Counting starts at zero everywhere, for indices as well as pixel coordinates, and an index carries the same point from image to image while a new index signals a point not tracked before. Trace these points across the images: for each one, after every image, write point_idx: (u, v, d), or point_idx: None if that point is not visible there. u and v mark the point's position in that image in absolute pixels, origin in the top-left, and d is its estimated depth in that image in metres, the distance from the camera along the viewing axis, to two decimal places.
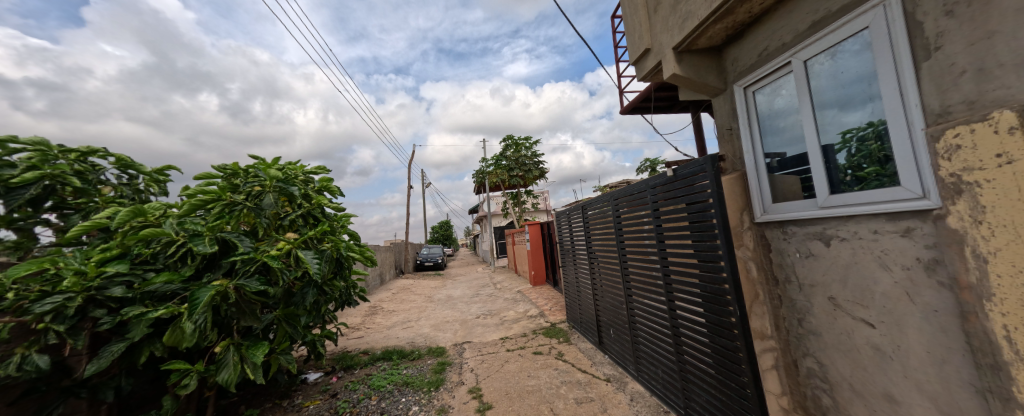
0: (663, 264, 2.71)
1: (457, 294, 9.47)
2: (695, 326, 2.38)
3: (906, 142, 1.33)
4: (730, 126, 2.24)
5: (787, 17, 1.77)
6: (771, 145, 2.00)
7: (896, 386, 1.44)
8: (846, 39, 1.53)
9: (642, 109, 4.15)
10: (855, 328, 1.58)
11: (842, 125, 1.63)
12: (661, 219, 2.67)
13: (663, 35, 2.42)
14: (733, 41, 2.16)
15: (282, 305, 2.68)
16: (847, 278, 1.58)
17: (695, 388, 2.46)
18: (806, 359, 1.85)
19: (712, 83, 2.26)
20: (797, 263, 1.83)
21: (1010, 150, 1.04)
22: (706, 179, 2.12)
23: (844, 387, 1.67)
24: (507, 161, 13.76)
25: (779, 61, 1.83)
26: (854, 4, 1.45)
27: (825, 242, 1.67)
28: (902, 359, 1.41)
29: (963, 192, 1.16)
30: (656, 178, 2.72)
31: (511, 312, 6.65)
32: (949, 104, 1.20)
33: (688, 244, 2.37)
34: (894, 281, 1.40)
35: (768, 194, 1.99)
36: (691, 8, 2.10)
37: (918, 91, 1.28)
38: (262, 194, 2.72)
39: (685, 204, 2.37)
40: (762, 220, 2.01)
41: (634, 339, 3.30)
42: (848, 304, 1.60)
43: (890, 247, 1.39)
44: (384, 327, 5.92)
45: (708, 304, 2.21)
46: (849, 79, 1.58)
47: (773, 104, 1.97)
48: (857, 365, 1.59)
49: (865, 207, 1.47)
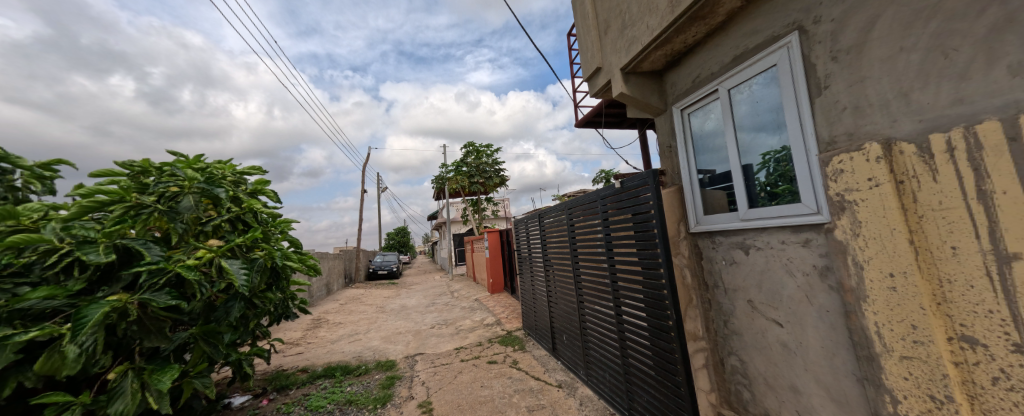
0: (611, 271, 2.85)
1: (412, 303, 9.13)
2: (639, 329, 2.53)
3: (806, 166, 1.55)
4: (670, 144, 2.45)
5: (715, 50, 1.99)
6: (704, 162, 2.21)
7: (799, 378, 1.64)
8: (760, 74, 1.77)
9: (594, 124, 4.40)
10: (768, 327, 1.78)
11: (760, 147, 1.84)
12: (611, 228, 2.81)
13: (612, 56, 2.59)
14: (672, 67, 2.37)
15: (200, 322, 2.36)
16: (761, 283, 1.78)
17: (638, 390, 2.59)
18: (731, 357, 2.04)
19: (655, 103, 2.45)
20: (723, 269, 2.03)
21: (877, 176, 1.23)
22: (649, 192, 2.29)
23: (761, 381, 1.86)
24: (468, 167, 13.66)
25: (708, 88, 2.05)
26: (767, 43, 1.67)
27: (745, 250, 1.87)
28: (803, 354, 1.61)
29: (845, 210, 1.36)
30: (605, 189, 2.87)
31: (466, 321, 6.53)
32: (835, 134, 1.42)
33: (633, 251, 2.52)
34: (797, 285, 1.60)
35: (700, 207, 2.19)
36: (636, 34, 2.28)
37: (813, 123, 1.50)
38: (179, 196, 2.43)
39: (630, 214, 2.52)
40: (696, 231, 2.20)
41: (584, 344, 3.40)
42: (762, 306, 1.80)
43: (794, 256, 1.60)
44: (328, 342, 5.51)
45: (649, 308, 2.37)
46: (763, 108, 1.80)
47: (704, 126, 2.18)
48: (770, 360, 1.78)
49: (775, 221, 1.67)
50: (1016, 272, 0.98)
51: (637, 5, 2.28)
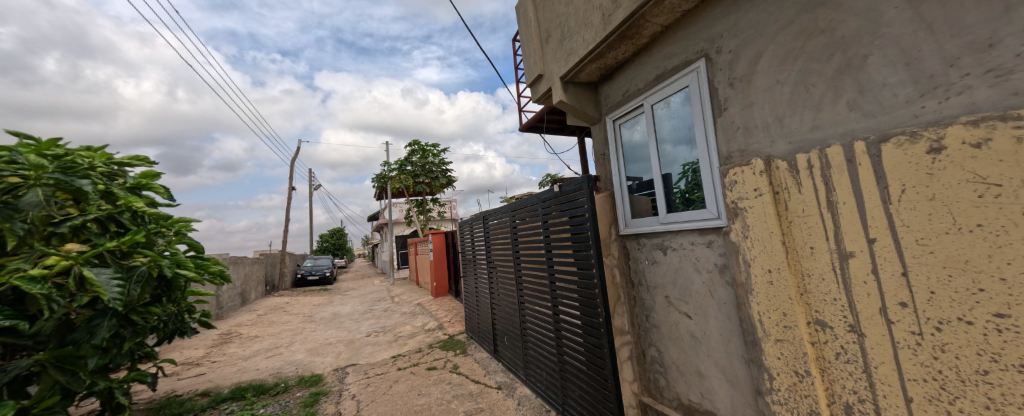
0: (550, 272, 2.94)
1: (346, 310, 8.46)
2: (573, 327, 2.64)
3: (711, 176, 1.76)
4: (603, 152, 2.62)
5: (641, 68, 2.18)
6: (633, 170, 2.39)
7: (703, 363, 1.86)
8: (676, 93, 1.98)
9: (537, 129, 4.54)
10: (680, 320, 1.98)
11: (677, 159, 2.04)
12: (550, 230, 2.91)
13: (552, 65, 2.70)
14: (606, 81, 2.54)
15: (49, 346, 1.91)
16: (676, 280, 1.99)
17: (572, 385, 2.70)
18: (651, 348, 2.24)
19: (591, 113, 2.60)
20: (646, 268, 2.22)
21: (760, 187, 1.45)
22: (583, 196, 2.42)
23: (674, 368, 2.07)
24: (412, 167, 13.12)
25: (634, 103, 2.24)
26: (682, 66, 1.88)
27: (664, 251, 2.07)
28: (707, 342, 1.83)
29: (738, 215, 1.58)
30: (545, 192, 2.97)
31: (406, 327, 6.24)
32: (731, 150, 1.64)
33: (569, 253, 2.63)
34: (703, 282, 1.82)
35: (628, 211, 2.37)
36: (574, 46, 2.40)
37: (715, 140, 1.72)
38: (20, 189, 1.92)
39: (568, 217, 2.64)
40: (624, 233, 2.38)
41: (524, 344, 3.46)
42: (676, 301, 2.00)
43: (702, 255, 1.81)
44: (240, 358, 4.84)
45: (583, 306, 2.49)
46: (679, 123, 2.01)
47: (632, 136, 2.37)
48: (681, 349, 1.99)
49: (687, 224, 1.88)
50: (851, 267, 1.23)
51: (574, 19, 2.40)
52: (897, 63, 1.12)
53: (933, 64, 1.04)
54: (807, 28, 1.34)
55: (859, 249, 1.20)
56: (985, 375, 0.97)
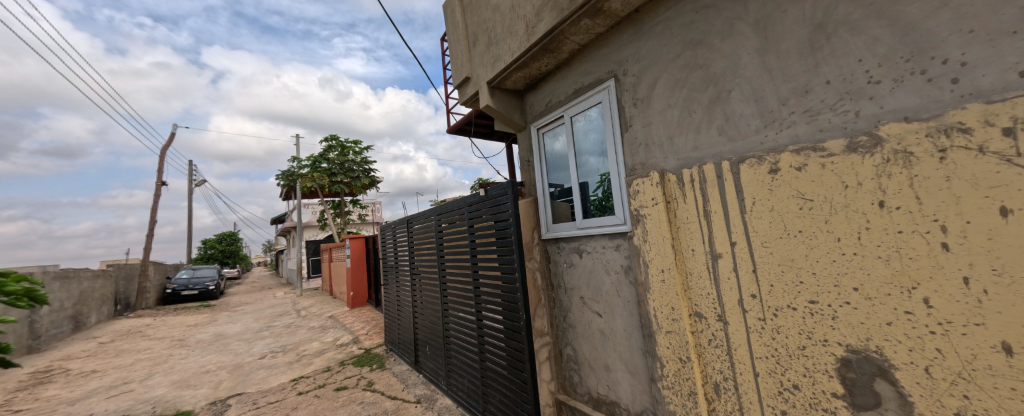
0: (474, 277, 2.90)
1: (234, 330, 7.14)
2: (496, 332, 2.64)
3: (619, 186, 1.94)
4: (527, 159, 2.71)
5: (562, 81, 2.31)
6: (554, 178, 2.50)
7: (610, 358, 2.02)
8: (591, 108, 2.14)
9: (465, 132, 4.49)
10: (592, 319, 2.13)
11: (592, 169, 2.19)
12: (476, 235, 2.87)
13: (479, 69, 2.69)
14: (530, 90, 2.63)
15: None
16: (589, 282, 2.13)
17: (493, 391, 2.69)
18: (567, 348, 2.36)
19: (516, 120, 2.66)
20: (564, 271, 2.34)
21: (656, 197, 1.65)
22: (508, 201, 2.44)
23: (586, 365, 2.21)
24: (330, 164, 11.75)
25: (556, 113, 2.37)
26: (596, 83, 2.05)
27: (580, 254, 2.20)
28: (613, 338, 1.99)
29: (639, 222, 1.76)
30: (471, 196, 2.92)
31: (312, 344, 5.53)
32: (635, 163, 1.83)
33: (494, 258, 2.63)
34: (612, 282, 1.98)
35: (550, 217, 2.48)
36: (499, 52, 2.43)
37: (622, 153, 1.91)
38: None
39: (493, 222, 2.63)
40: (546, 237, 2.48)
41: (446, 353, 3.34)
42: (589, 301, 2.14)
43: (611, 258, 1.98)
44: (66, 403, 3.69)
45: (506, 311, 2.50)
46: (593, 136, 2.17)
47: (554, 146, 2.49)
48: (592, 346, 2.14)
49: (599, 229, 2.04)
50: (720, 266, 1.46)
51: (501, 26, 2.44)
52: (750, 99, 1.37)
53: (773, 102, 1.31)
54: (690, 62, 1.57)
55: (725, 251, 1.44)
56: (803, 350, 1.23)
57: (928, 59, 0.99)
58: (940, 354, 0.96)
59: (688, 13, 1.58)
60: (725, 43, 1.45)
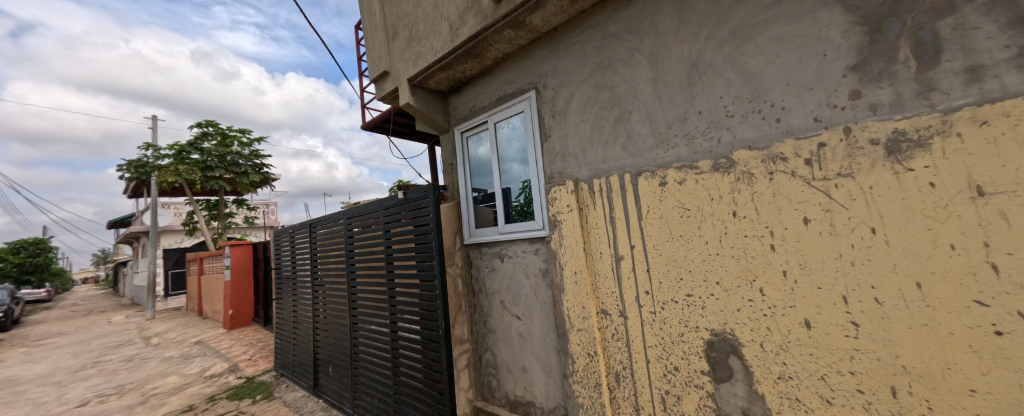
0: (389, 286, 2.69)
1: (41, 371, 5.28)
2: (412, 344, 2.48)
3: (539, 193, 2.02)
4: (450, 162, 2.65)
5: (486, 87, 2.33)
6: (477, 182, 2.49)
7: (527, 360, 2.08)
8: (514, 116, 2.20)
9: (383, 130, 4.19)
10: (511, 322, 2.16)
11: (514, 175, 2.24)
12: (392, 240, 2.67)
13: (399, 64, 2.54)
14: (454, 92, 2.59)
15: None
16: (510, 286, 2.16)
17: (407, 408, 2.51)
18: (486, 353, 2.36)
19: (438, 121, 2.57)
20: (486, 276, 2.33)
21: (571, 203, 1.76)
22: (429, 205, 2.34)
23: (504, 368, 2.24)
24: (209, 157, 9.76)
25: (480, 118, 2.37)
26: (518, 93, 2.12)
27: (501, 259, 2.22)
28: (530, 339, 2.05)
29: (556, 227, 1.85)
30: (388, 199, 2.72)
31: (170, 378, 4.43)
32: (553, 171, 1.94)
33: (412, 264, 2.48)
34: (530, 285, 2.04)
35: (472, 222, 2.46)
36: (421, 50, 2.33)
37: (541, 162, 2.00)
38: None
39: (411, 227, 2.48)
40: (468, 242, 2.45)
41: (353, 372, 3.02)
42: (509, 305, 2.18)
43: (530, 262, 2.05)
44: None
45: (423, 321, 2.37)
46: (515, 143, 2.23)
47: (477, 150, 2.49)
48: (511, 349, 2.17)
49: (520, 234, 2.09)
50: (622, 267, 1.62)
51: (423, 23, 2.35)
52: (646, 121, 1.57)
53: (663, 125, 1.52)
54: (599, 83, 1.74)
55: (626, 253, 1.61)
56: (682, 337, 1.44)
57: (763, 102, 1.26)
58: (769, 331, 1.22)
59: (598, 39, 1.75)
60: (627, 69, 1.64)
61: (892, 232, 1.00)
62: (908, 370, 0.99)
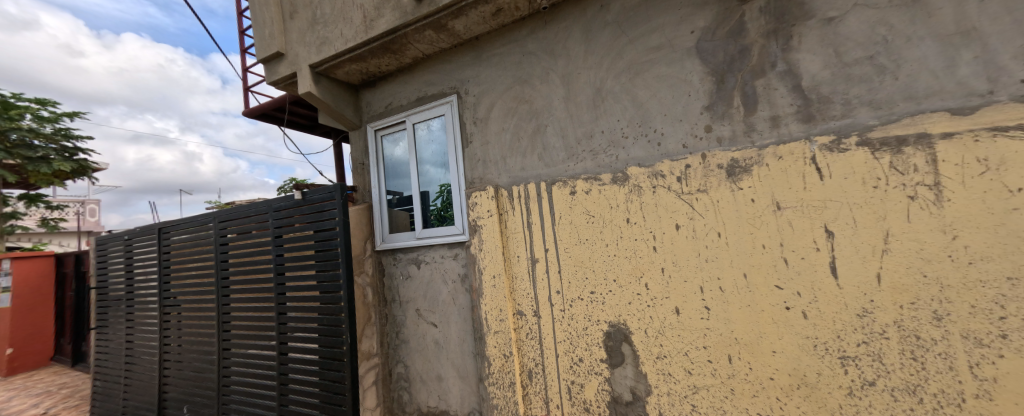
0: (279, 301, 2.33)
1: None
2: (307, 365, 2.19)
3: (459, 197, 2.02)
4: (362, 161, 2.45)
5: (404, 86, 2.25)
6: (392, 184, 2.36)
7: (443, 368, 2.04)
8: (434, 118, 2.16)
9: (275, 120, 3.64)
10: (427, 330, 2.10)
11: (434, 179, 2.20)
12: (285, 247, 2.32)
13: (300, 47, 2.25)
14: (368, 87, 2.43)
15: None
16: (426, 293, 2.10)
17: None
18: (398, 365, 2.24)
19: (349, 117, 2.37)
20: (400, 284, 2.22)
21: (491, 209, 1.81)
22: (335, 207, 2.12)
23: (417, 379, 2.15)
24: None
25: (397, 117, 2.26)
26: (438, 96, 2.10)
27: (417, 265, 2.15)
28: (447, 346, 2.03)
29: (476, 231, 1.87)
30: (281, 199, 2.37)
31: None
32: (474, 177, 1.97)
33: (311, 274, 2.19)
34: (448, 291, 2.02)
35: (386, 226, 2.32)
36: (329, 36, 2.11)
37: (462, 167, 2.01)
38: None
39: (312, 231, 2.21)
40: (381, 248, 2.30)
41: (225, 406, 2.51)
42: (424, 312, 2.11)
43: (448, 267, 2.03)
44: None
45: (323, 337, 2.12)
46: (435, 147, 2.19)
47: (393, 151, 2.36)
48: (425, 359, 2.11)
49: (438, 239, 2.05)
50: (537, 269, 1.74)
51: (332, 7, 2.14)
52: (560, 135, 1.72)
53: (573, 139, 1.69)
54: (518, 95, 1.85)
55: (540, 256, 1.73)
56: (586, 330, 1.60)
57: (650, 128, 1.51)
58: (651, 319, 1.46)
59: (517, 54, 1.86)
60: (544, 85, 1.77)
61: (729, 235, 1.31)
62: (738, 341, 1.29)
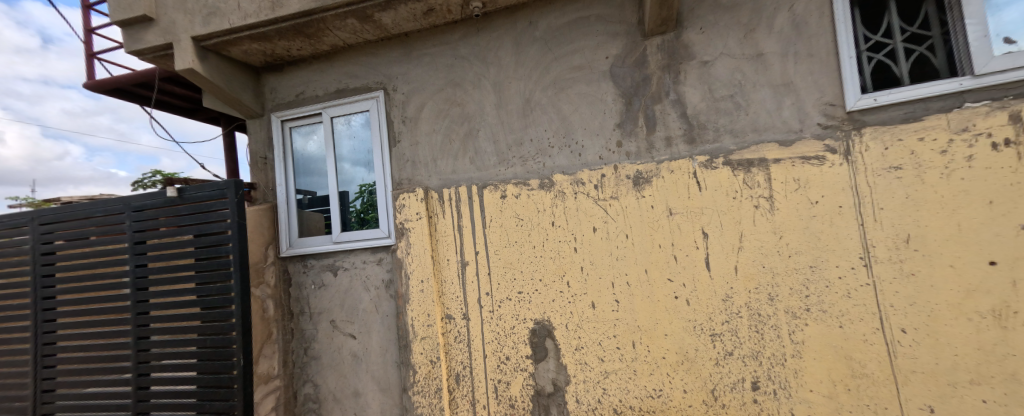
0: (140, 322, 1.88)
1: None
2: (178, 399, 1.79)
3: (384, 198, 1.91)
4: (265, 155, 2.15)
5: (319, 75, 2.06)
6: (304, 183, 2.13)
7: (361, 382, 1.90)
8: (357, 114, 2.02)
9: (138, 96, 2.93)
10: (343, 343, 1.93)
11: (354, 179, 2.04)
12: (149, 256, 1.88)
13: (176, 13, 1.84)
14: (274, 71, 2.17)
15: None
16: (343, 302, 1.94)
17: None
18: (306, 386, 2.01)
19: (248, 103, 2.08)
20: (311, 294, 2.00)
21: (421, 211, 1.77)
22: (226, 207, 1.80)
23: (329, 398, 1.96)
24: None
25: (312, 108, 2.05)
26: (362, 90, 1.98)
27: (334, 272, 1.97)
28: (366, 359, 1.90)
29: (403, 235, 1.80)
30: (146, 196, 1.91)
31: None
32: (402, 177, 1.90)
33: (188, 287, 1.82)
34: (370, 299, 1.90)
35: (295, 230, 2.07)
36: (218, 4, 1.77)
37: (388, 166, 1.92)
38: None
39: (191, 236, 1.83)
40: (287, 255, 2.04)
41: None
42: (341, 323, 1.94)
43: (371, 273, 1.90)
44: None
45: (203, 362, 1.76)
46: (357, 144, 2.04)
47: (306, 146, 2.13)
48: (340, 375, 1.94)
49: (359, 243, 1.92)
50: (467, 271, 1.75)
51: None
52: (491, 140, 1.78)
53: (503, 145, 1.76)
54: (450, 97, 1.85)
55: (470, 258, 1.75)
56: (513, 330, 1.67)
57: (573, 140, 1.65)
58: (571, 315, 1.59)
59: (449, 57, 1.86)
60: (476, 91, 1.81)
61: (635, 237, 1.51)
62: (640, 328, 1.49)
